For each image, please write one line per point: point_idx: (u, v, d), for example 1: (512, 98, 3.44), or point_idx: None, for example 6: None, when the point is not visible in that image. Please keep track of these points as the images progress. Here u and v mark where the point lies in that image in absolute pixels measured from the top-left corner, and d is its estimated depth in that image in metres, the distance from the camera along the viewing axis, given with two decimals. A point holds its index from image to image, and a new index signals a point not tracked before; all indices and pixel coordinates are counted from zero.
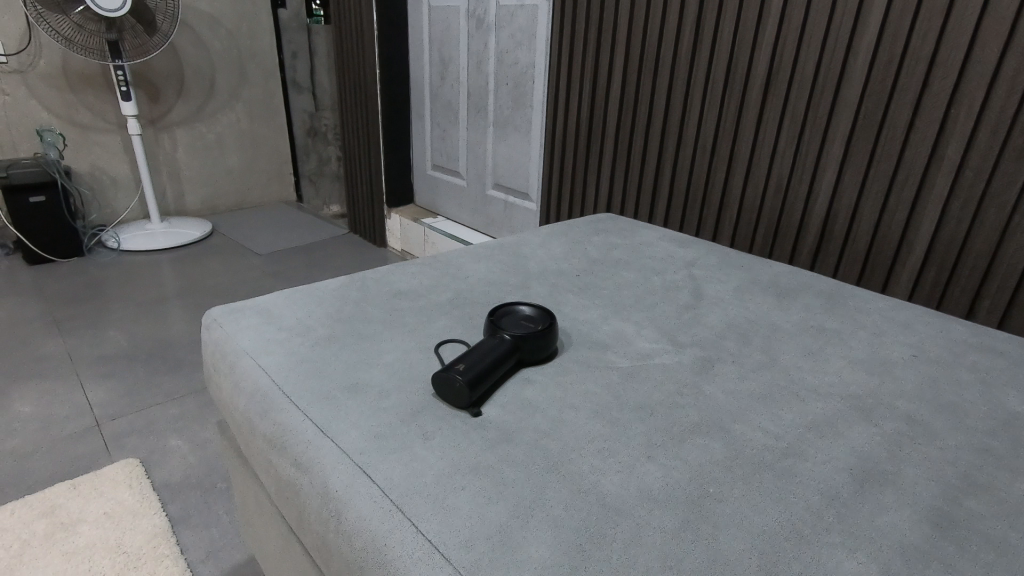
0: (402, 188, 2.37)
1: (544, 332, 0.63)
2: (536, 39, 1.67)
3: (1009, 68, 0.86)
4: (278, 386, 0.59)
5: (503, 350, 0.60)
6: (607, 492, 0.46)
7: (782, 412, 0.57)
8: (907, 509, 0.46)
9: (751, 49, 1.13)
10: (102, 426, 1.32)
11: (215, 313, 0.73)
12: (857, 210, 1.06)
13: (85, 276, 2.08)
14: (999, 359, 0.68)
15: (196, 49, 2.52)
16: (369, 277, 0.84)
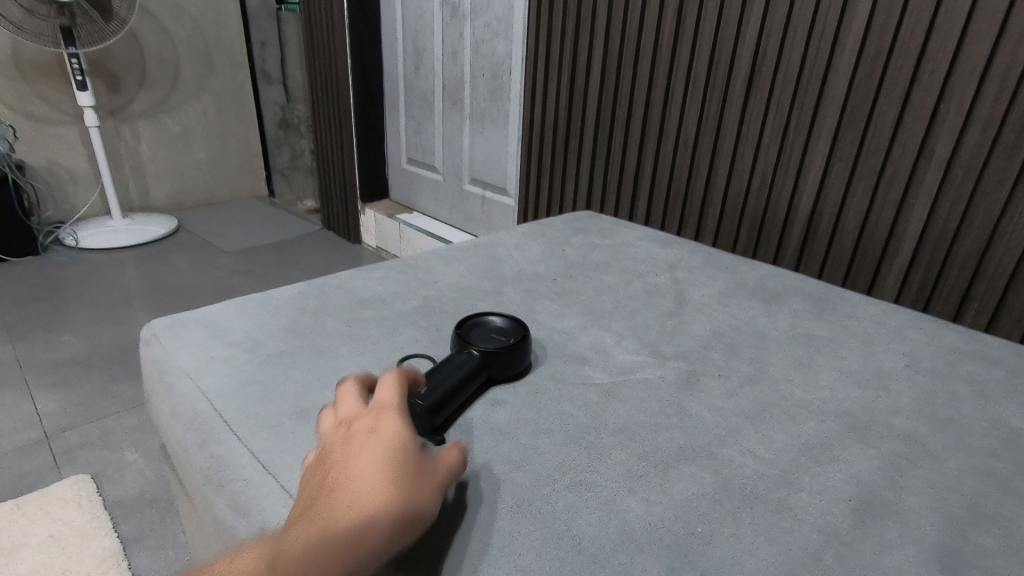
0: (376, 183, 2.29)
1: (516, 347, 0.58)
2: (513, 28, 1.61)
3: (1001, 61, 0.83)
4: (218, 413, 0.53)
5: (471, 368, 0.55)
6: (583, 534, 0.42)
7: (773, 433, 0.53)
8: (912, 545, 0.42)
9: (734, 40, 1.08)
10: (51, 440, 1.24)
11: (154, 327, 0.66)
12: (844, 209, 1.03)
13: (40, 276, 1.98)
14: (996, 368, 0.65)
15: (159, 37, 2.41)
16: (330, 284, 0.78)
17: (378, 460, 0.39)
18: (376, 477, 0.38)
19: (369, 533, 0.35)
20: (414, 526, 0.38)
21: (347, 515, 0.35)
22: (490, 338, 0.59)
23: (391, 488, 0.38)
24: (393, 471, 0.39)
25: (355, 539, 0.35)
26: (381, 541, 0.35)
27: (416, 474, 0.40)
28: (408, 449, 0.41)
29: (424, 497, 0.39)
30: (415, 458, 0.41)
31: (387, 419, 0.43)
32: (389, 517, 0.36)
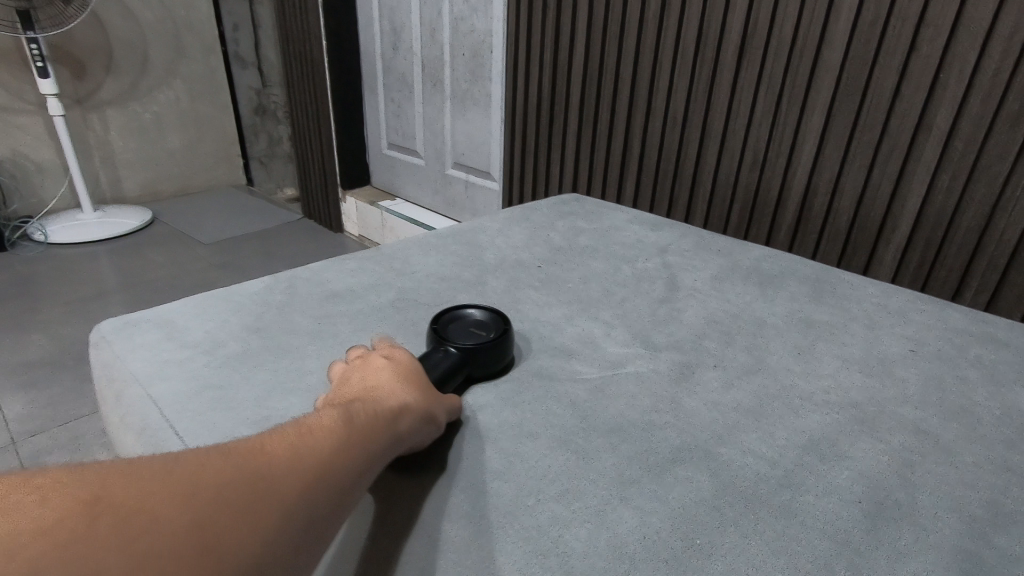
0: (357, 169, 2.22)
1: (498, 342, 0.54)
2: (493, 4, 1.54)
3: (1004, 27, 0.79)
4: (169, 422, 0.48)
5: (450, 368, 0.50)
6: (570, 551, 0.38)
7: (775, 429, 0.49)
8: (929, 552, 0.38)
9: (724, 11, 1.03)
10: (19, 445, 1.18)
11: (104, 329, 0.61)
12: (839, 186, 0.99)
13: (7, 273, 1.90)
14: (1004, 351, 0.62)
15: (125, 21, 2.30)
16: (298, 276, 0.73)
17: (396, 372, 0.45)
18: (397, 381, 0.44)
19: (402, 415, 0.41)
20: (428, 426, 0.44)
21: (384, 400, 0.41)
22: (469, 333, 0.55)
23: (412, 388, 0.44)
24: (410, 380, 0.45)
25: (395, 414, 0.41)
26: (412, 423, 0.42)
27: (428, 386, 0.46)
28: (417, 369, 0.47)
29: (436, 405, 0.45)
30: (423, 376, 0.47)
31: (397, 352, 0.48)
32: (415, 408, 0.43)
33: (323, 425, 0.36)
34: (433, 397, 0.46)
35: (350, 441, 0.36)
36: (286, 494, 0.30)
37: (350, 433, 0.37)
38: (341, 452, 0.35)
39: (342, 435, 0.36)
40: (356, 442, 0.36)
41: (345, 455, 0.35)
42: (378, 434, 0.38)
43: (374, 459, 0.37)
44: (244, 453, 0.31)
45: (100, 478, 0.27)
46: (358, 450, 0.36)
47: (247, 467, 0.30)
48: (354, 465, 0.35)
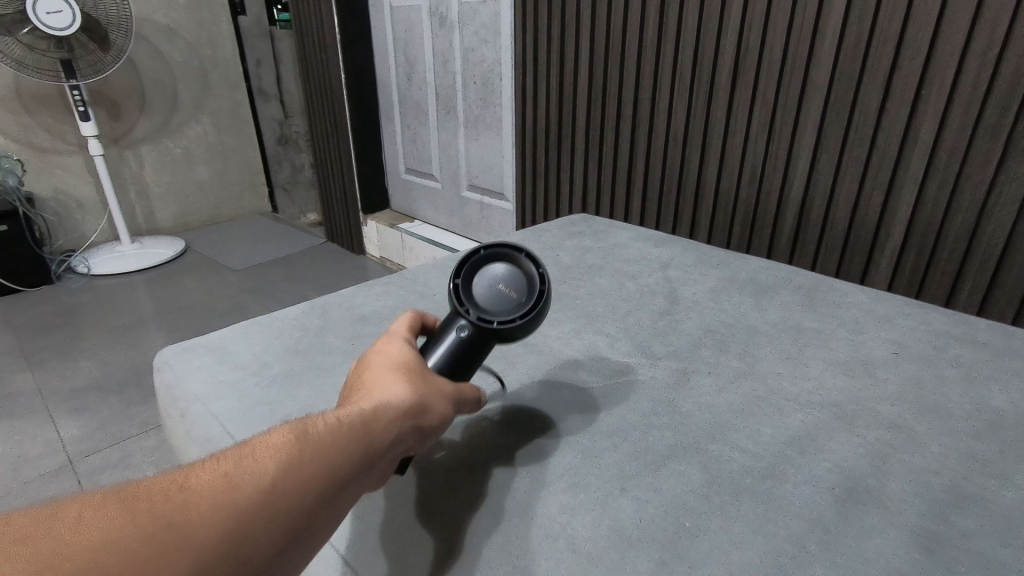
0: (376, 194, 2.32)
1: (526, 319, 0.51)
2: (501, 35, 1.62)
3: (978, 45, 0.83)
4: (229, 434, 0.56)
5: (468, 354, 0.49)
6: (576, 534, 0.44)
7: (761, 426, 0.55)
8: (893, 530, 0.44)
9: (716, 39, 1.10)
10: (76, 464, 1.28)
11: (165, 354, 0.69)
12: (833, 197, 1.04)
13: (55, 304, 2.02)
14: (982, 351, 0.66)
15: (156, 63, 2.45)
16: (331, 302, 0.80)
17: (382, 376, 0.43)
18: (379, 388, 0.41)
19: (377, 425, 0.38)
20: (420, 429, 0.41)
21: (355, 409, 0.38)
22: (499, 298, 0.51)
23: (395, 392, 0.41)
24: (397, 381, 0.42)
25: (367, 423, 0.37)
26: (389, 431, 0.38)
27: (420, 384, 0.43)
28: (411, 366, 0.44)
29: (428, 405, 0.42)
30: (419, 374, 0.44)
31: (395, 347, 0.46)
32: (394, 414, 0.39)
33: (262, 454, 0.34)
34: (425, 394, 0.42)
35: (289, 470, 0.34)
36: (180, 547, 0.30)
37: (293, 458, 0.34)
38: (271, 485, 0.33)
39: (277, 464, 0.34)
40: (297, 468, 0.34)
41: (278, 487, 0.33)
42: (337, 453, 0.36)
43: (330, 482, 0.35)
44: (154, 501, 0.31)
45: (11, 528, 0.30)
46: (299, 478, 0.34)
47: (151, 516, 0.30)
48: (291, 498, 0.33)
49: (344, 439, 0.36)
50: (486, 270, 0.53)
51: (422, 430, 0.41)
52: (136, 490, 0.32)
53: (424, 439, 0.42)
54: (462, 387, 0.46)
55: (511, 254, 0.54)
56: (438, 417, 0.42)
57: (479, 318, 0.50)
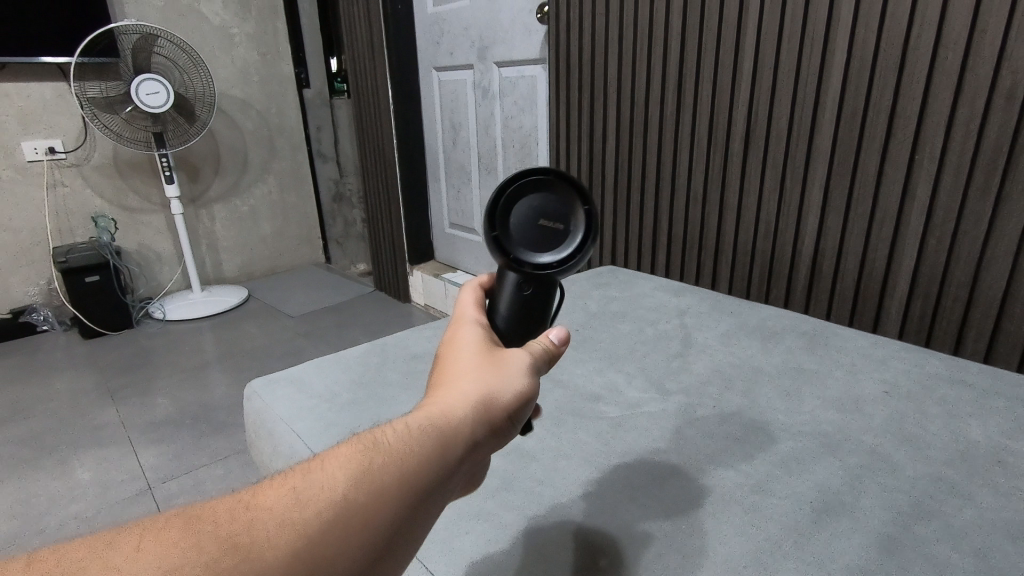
0: (423, 245, 2.50)
1: (574, 244, 0.52)
2: (537, 105, 1.80)
3: (961, 118, 0.92)
4: (310, 449, 0.68)
5: (536, 301, 0.52)
6: (590, 530, 0.54)
7: (755, 451, 0.64)
8: (860, 535, 0.52)
9: (729, 109, 1.22)
10: (154, 489, 1.41)
11: (254, 385, 0.83)
12: (843, 250, 1.12)
13: (135, 346, 2.23)
14: (966, 391, 0.73)
15: (231, 132, 2.74)
16: (388, 343, 0.94)
17: (452, 370, 0.43)
18: (448, 385, 0.41)
19: (443, 426, 0.38)
20: (497, 419, 0.40)
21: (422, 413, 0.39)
22: (539, 235, 0.52)
23: (462, 388, 0.41)
24: (464, 376, 0.42)
25: (448, 428, 0.38)
26: (470, 430, 0.38)
27: (492, 371, 0.42)
28: (482, 355, 0.44)
29: (501, 392, 0.41)
30: (491, 361, 0.43)
31: (464, 335, 0.46)
32: (463, 413, 0.39)
33: (331, 468, 0.35)
34: (497, 382, 0.41)
35: (357, 484, 0.34)
36: (258, 568, 0.31)
37: (361, 471, 0.35)
38: (340, 500, 0.34)
39: (347, 477, 0.35)
40: (366, 481, 0.35)
41: (349, 500, 0.34)
42: (404, 460, 0.36)
43: (402, 491, 0.35)
44: (228, 520, 0.33)
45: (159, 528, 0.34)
46: (370, 489, 0.34)
47: (224, 539, 0.33)
48: (362, 510, 0.34)
49: (411, 446, 0.36)
50: (515, 210, 0.52)
51: (500, 420, 0.40)
52: (211, 509, 0.34)
53: (505, 428, 0.41)
54: (539, 356, 0.45)
55: (530, 181, 0.52)
56: (516, 404, 0.41)
57: (531, 266, 0.51)
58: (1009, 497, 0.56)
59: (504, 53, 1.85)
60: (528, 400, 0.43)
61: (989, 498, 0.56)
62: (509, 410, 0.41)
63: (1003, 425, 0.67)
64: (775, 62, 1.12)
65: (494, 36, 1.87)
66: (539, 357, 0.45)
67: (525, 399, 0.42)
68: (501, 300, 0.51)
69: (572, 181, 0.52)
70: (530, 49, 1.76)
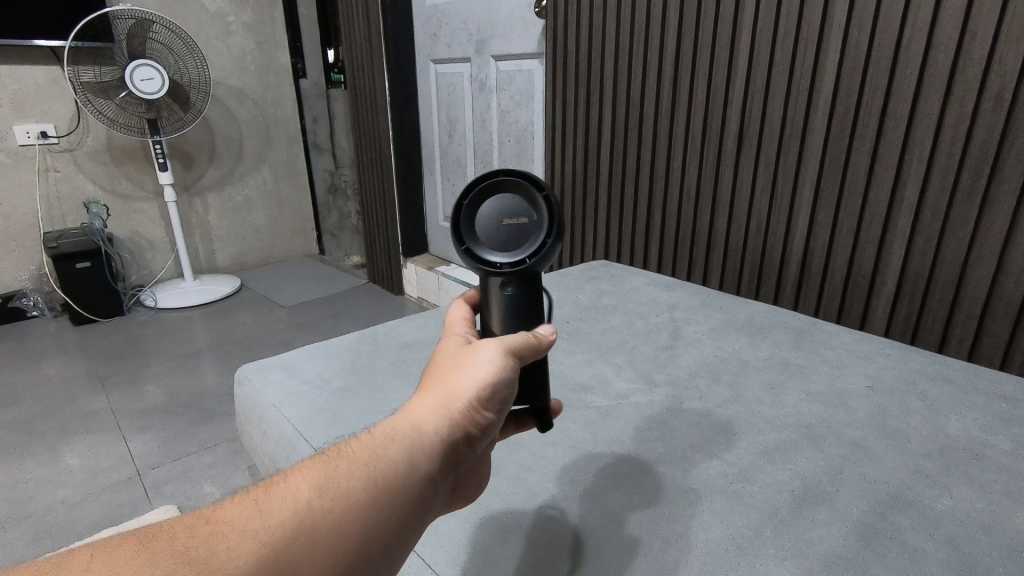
0: (417, 238, 2.50)
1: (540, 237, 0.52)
2: (534, 99, 1.80)
3: (951, 119, 0.93)
4: (300, 433, 0.69)
5: (519, 300, 0.52)
6: (574, 514, 0.55)
7: (739, 441, 0.65)
8: (838, 523, 0.53)
9: (724, 107, 1.22)
10: (143, 475, 1.41)
11: (245, 370, 0.84)
12: (832, 249, 1.13)
13: (126, 334, 2.22)
14: (948, 387, 0.75)
15: (226, 121, 2.73)
16: (379, 331, 0.94)
17: (427, 375, 0.44)
18: (420, 391, 0.43)
19: (408, 430, 0.39)
20: (466, 416, 0.41)
21: (390, 421, 0.40)
22: (504, 236, 0.52)
23: (432, 394, 0.42)
24: (434, 378, 0.43)
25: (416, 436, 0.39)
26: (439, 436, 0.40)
27: (461, 369, 0.42)
28: (454, 356, 0.45)
29: (470, 387, 0.41)
30: (463, 361, 0.44)
31: (442, 341, 0.48)
32: (429, 414, 0.40)
33: (300, 479, 0.38)
34: (464, 379, 0.42)
35: (322, 491, 0.37)
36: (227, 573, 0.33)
37: (326, 480, 0.37)
38: (305, 508, 0.36)
39: (312, 486, 0.37)
40: (329, 488, 0.37)
41: (315, 507, 0.36)
42: (368, 466, 0.38)
43: (367, 495, 0.37)
44: (193, 533, 0.35)
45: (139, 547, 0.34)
46: (333, 496, 0.37)
47: (186, 550, 0.34)
48: (327, 516, 0.36)
49: (376, 452, 0.38)
50: (476, 218, 0.53)
51: (468, 417, 0.41)
52: (179, 522, 0.36)
53: (480, 424, 0.42)
54: (518, 346, 0.45)
55: (481, 187, 0.53)
56: (487, 399, 0.42)
57: (506, 267, 0.52)
58: (984, 489, 0.57)
59: (502, 47, 1.85)
60: (501, 394, 0.43)
61: (965, 490, 0.57)
62: (479, 404, 0.41)
63: (981, 420, 0.68)
64: (770, 61, 1.13)
65: (491, 30, 1.87)
66: (519, 348, 0.45)
67: (496, 393, 0.42)
68: (488, 309, 0.53)
69: (519, 174, 0.52)
70: (528, 44, 1.76)
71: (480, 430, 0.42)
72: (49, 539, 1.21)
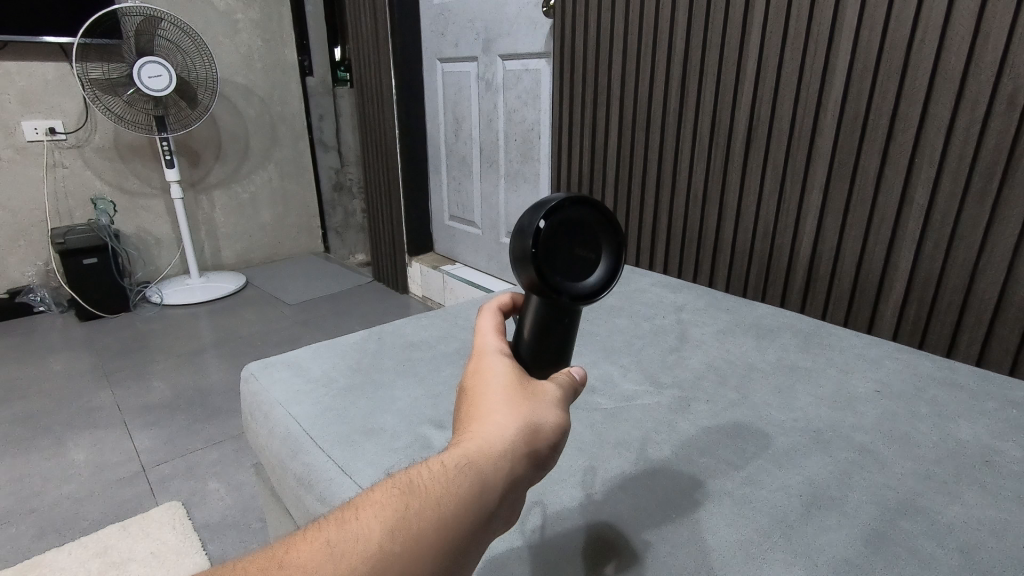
0: (421, 237, 2.51)
1: (605, 273, 0.48)
2: (540, 99, 1.79)
3: (962, 121, 0.92)
4: (305, 431, 0.69)
5: (565, 332, 0.48)
6: (580, 517, 0.55)
7: (747, 445, 0.65)
8: (847, 529, 0.53)
9: (732, 107, 1.22)
10: (148, 471, 1.41)
11: (251, 368, 0.84)
12: (840, 251, 1.12)
13: (131, 330, 2.23)
14: (958, 392, 0.74)
15: (233, 118, 2.73)
16: (386, 331, 0.94)
17: (485, 400, 0.41)
18: (482, 416, 0.39)
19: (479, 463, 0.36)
20: (535, 453, 0.38)
21: (457, 450, 0.37)
22: (575, 267, 0.47)
23: (500, 423, 0.38)
24: (499, 406, 0.40)
25: (489, 472, 0.36)
26: (512, 472, 0.37)
27: (529, 403, 0.40)
28: (516, 384, 0.42)
29: (541, 424, 0.39)
30: (527, 392, 0.41)
31: (493, 361, 0.43)
32: (501, 449, 0.37)
33: (367, 517, 0.34)
34: (534, 414, 0.39)
35: (394, 533, 0.33)
36: None
37: (397, 519, 0.34)
38: (378, 552, 0.33)
39: (383, 527, 0.34)
40: (398, 531, 0.34)
41: (386, 552, 0.33)
42: (442, 506, 0.34)
43: (441, 537, 0.34)
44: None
45: None
46: (406, 539, 0.33)
47: None
48: (400, 561, 0.33)
49: (449, 489, 0.35)
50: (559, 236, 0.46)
51: (538, 455, 0.39)
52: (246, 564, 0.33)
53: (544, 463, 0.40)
54: (568, 386, 0.43)
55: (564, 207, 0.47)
56: (555, 439, 0.40)
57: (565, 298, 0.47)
58: (994, 496, 0.57)
59: (509, 46, 1.85)
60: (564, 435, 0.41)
61: (974, 496, 0.57)
62: (548, 443, 0.39)
63: (992, 426, 0.68)
64: (780, 61, 1.12)
65: (499, 29, 1.87)
66: (569, 388, 0.43)
67: (563, 432, 0.40)
68: (529, 328, 0.47)
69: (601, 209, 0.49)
70: (535, 44, 1.76)
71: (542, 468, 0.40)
72: (54, 533, 1.21)
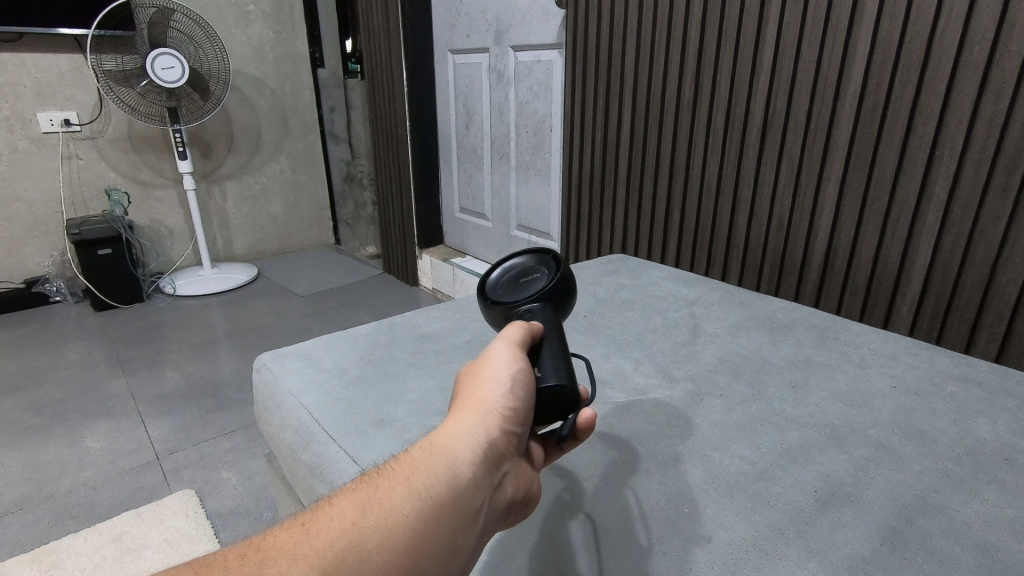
0: (432, 229, 2.51)
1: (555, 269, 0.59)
2: (552, 90, 1.78)
3: (984, 112, 0.90)
4: (317, 422, 0.69)
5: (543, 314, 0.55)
6: (593, 511, 0.55)
7: (761, 440, 0.64)
8: (863, 526, 0.52)
9: (747, 98, 1.20)
10: (162, 459, 1.43)
11: (264, 359, 0.84)
12: (856, 246, 1.10)
13: (146, 320, 2.25)
14: (975, 389, 0.73)
15: (245, 110, 2.74)
16: (397, 322, 0.94)
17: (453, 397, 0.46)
18: (451, 407, 0.44)
19: (444, 441, 0.41)
20: (499, 418, 0.42)
21: (426, 438, 0.42)
22: (517, 288, 0.60)
23: (464, 405, 0.43)
24: (464, 394, 0.44)
25: (451, 446, 0.40)
26: (475, 441, 0.41)
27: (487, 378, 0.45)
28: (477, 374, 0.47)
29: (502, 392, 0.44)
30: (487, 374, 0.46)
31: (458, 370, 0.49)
32: (466, 425, 0.41)
33: (341, 504, 0.39)
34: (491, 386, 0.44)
35: (370, 509, 0.38)
36: None
37: (371, 499, 0.39)
38: (351, 527, 0.37)
39: (356, 507, 0.38)
40: (371, 506, 0.38)
41: (360, 527, 0.37)
42: (411, 481, 0.39)
43: (413, 507, 0.38)
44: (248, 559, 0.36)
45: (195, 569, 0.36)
46: (379, 513, 0.37)
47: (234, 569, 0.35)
48: (372, 531, 0.37)
49: (417, 467, 0.40)
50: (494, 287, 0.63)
51: (504, 416, 0.43)
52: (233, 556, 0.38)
53: (515, 420, 0.43)
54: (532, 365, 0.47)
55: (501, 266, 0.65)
56: (515, 394, 0.44)
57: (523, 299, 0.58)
58: (1013, 494, 0.56)
59: (522, 38, 1.83)
60: (528, 395, 0.45)
61: (993, 495, 0.56)
62: (509, 407, 0.43)
63: (1011, 424, 0.66)
64: (797, 52, 1.10)
65: (511, 20, 1.86)
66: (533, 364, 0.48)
67: (524, 397, 0.44)
68: None
69: (533, 250, 0.64)
70: (548, 34, 1.74)
71: (516, 435, 0.43)
72: (70, 519, 1.23)
